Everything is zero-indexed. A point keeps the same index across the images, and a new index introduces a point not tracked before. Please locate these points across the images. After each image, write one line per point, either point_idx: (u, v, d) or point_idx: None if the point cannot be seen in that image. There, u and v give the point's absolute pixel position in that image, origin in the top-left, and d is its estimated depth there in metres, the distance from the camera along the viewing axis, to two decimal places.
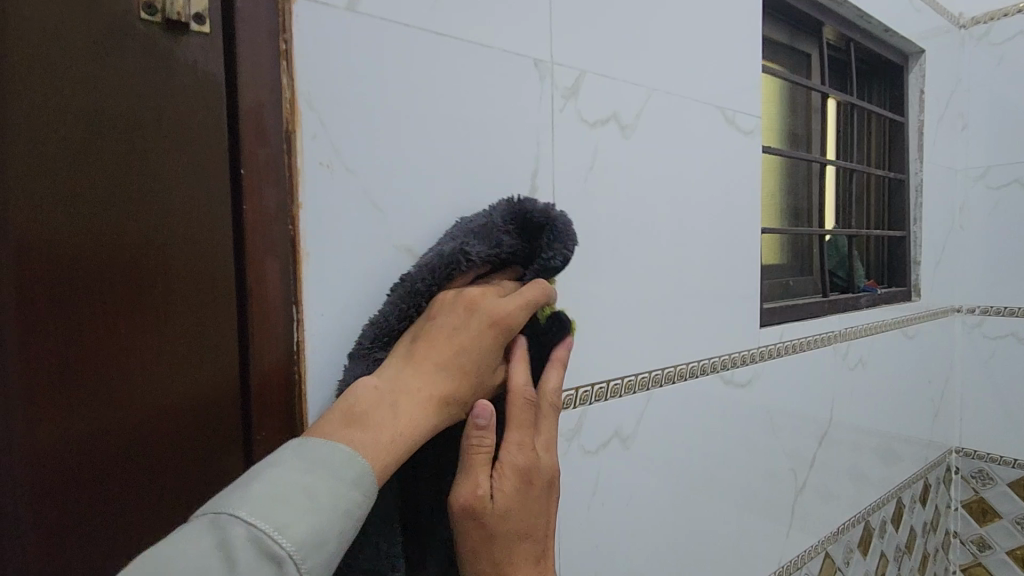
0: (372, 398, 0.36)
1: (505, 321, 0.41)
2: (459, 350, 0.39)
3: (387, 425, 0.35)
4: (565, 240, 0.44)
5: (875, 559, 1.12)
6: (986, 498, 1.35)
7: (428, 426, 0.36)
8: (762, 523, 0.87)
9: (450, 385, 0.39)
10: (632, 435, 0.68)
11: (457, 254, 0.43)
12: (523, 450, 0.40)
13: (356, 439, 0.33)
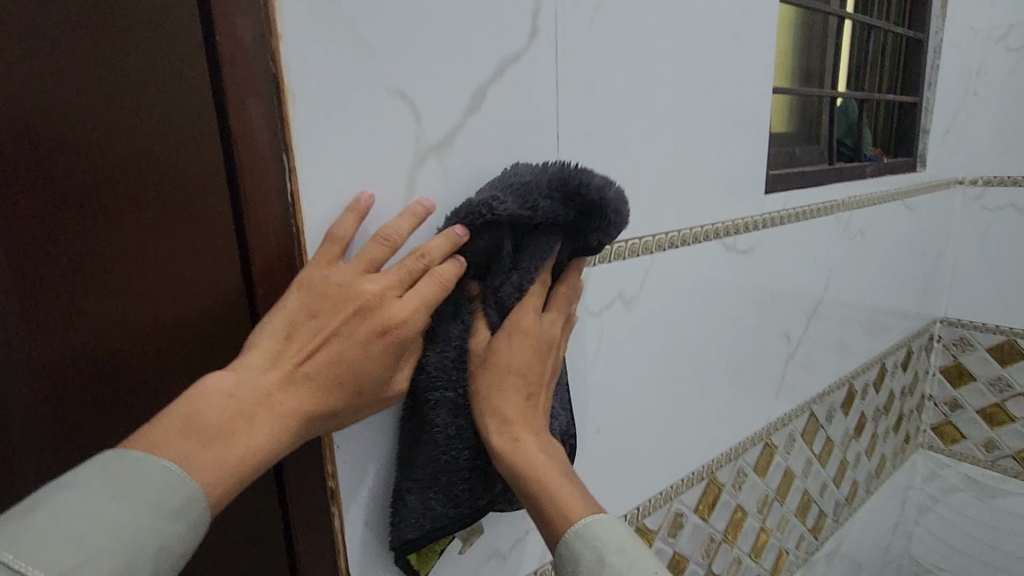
0: (227, 412, 0.36)
1: (396, 328, 0.41)
2: (335, 363, 0.39)
3: (237, 442, 0.36)
4: (613, 220, 0.46)
5: (854, 418, 1.19)
6: (964, 363, 1.42)
7: (282, 446, 0.38)
8: (752, 385, 0.90)
9: (315, 403, 0.39)
10: (634, 298, 0.68)
11: (485, 208, 0.45)
12: (530, 330, 0.47)
13: (201, 459, 0.34)
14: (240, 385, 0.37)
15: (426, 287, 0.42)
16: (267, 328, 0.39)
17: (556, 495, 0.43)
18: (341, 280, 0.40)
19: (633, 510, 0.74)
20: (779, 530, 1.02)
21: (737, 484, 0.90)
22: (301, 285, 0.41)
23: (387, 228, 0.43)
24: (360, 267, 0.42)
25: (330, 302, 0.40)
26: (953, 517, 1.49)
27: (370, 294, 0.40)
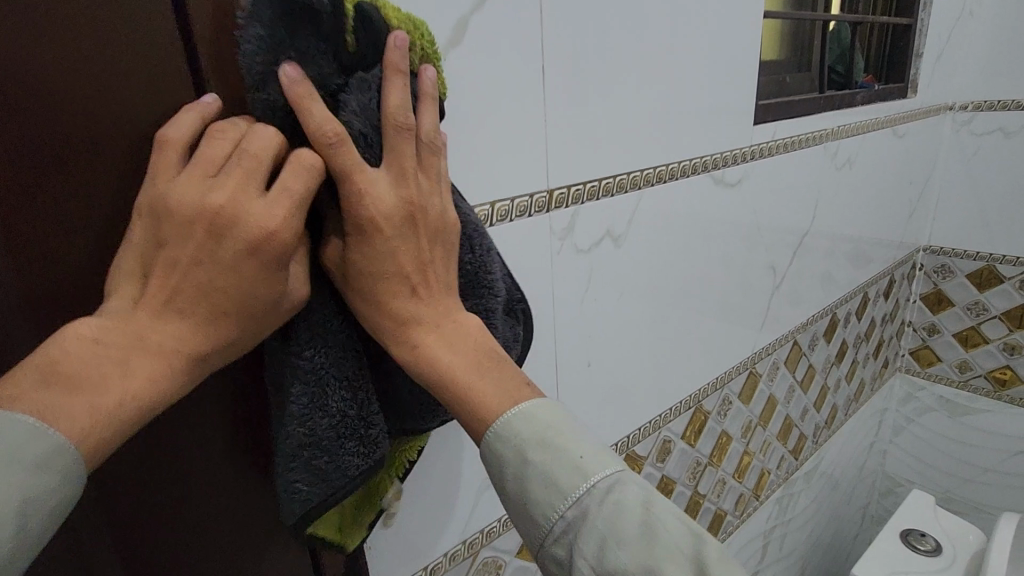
0: (95, 356, 0.30)
1: (267, 235, 0.32)
2: (202, 289, 0.32)
3: (104, 392, 0.29)
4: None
5: (836, 345, 1.23)
6: (944, 289, 1.46)
7: (170, 390, 0.32)
8: (739, 317, 0.93)
9: (197, 337, 0.32)
10: (623, 234, 0.68)
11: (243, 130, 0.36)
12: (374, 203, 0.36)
13: (62, 407, 0.28)
14: (105, 328, 0.30)
15: (291, 176, 0.33)
16: (120, 272, 0.33)
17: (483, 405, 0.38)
18: (178, 194, 0.32)
19: (624, 438, 0.78)
20: (762, 452, 1.08)
21: (723, 411, 0.94)
22: (144, 212, 0.33)
23: (218, 126, 0.34)
24: (197, 173, 0.33)
25: (176, 224, 0.32)
26: (926, 435, 1.57)
27: (215, 205, 0.31)
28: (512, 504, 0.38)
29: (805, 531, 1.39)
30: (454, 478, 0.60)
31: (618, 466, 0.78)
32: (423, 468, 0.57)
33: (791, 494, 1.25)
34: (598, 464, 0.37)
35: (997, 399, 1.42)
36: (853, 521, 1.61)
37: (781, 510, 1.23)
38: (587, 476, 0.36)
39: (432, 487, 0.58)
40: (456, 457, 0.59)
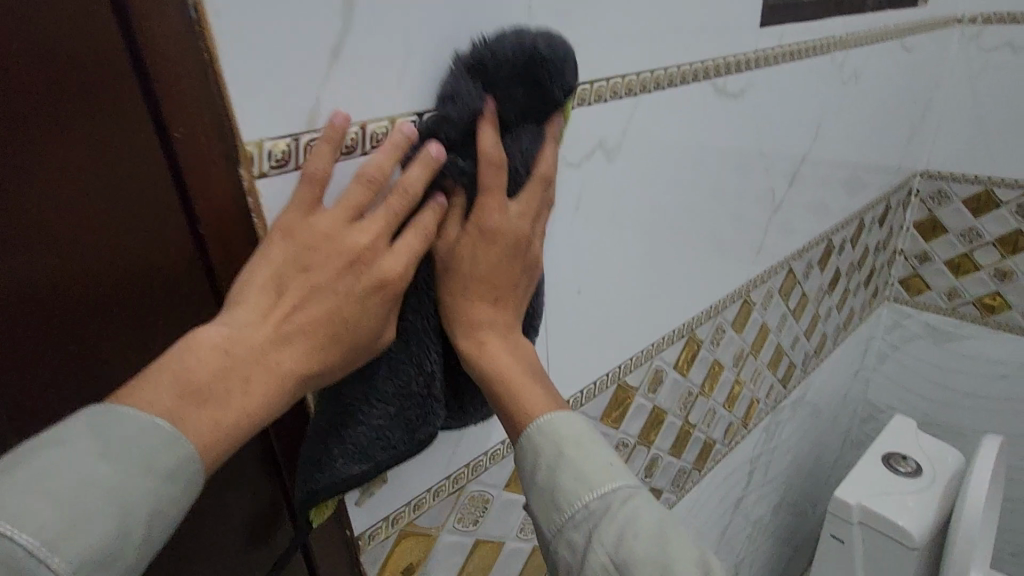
0: (221, 368, 0.35)
1: (395, 275, 0.41)
2: (328, 316, 0.39)
3: (229, 406, 0.35)
4: (559, 70, 0.43)
5: (829, 274, 1.20)
6: (939, 216, 1.42)
7: (276, 406, 0.37)
8: (735, 242, 0.88)
9: (308, 362, 0.39)
10: (616, 148, 0.62)
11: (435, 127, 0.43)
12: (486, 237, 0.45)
13: (190, 417, 0.34)
14: (231, 340, 0.36)
15: (414, 237, 0.42)
16: (253, 282, 0.38)
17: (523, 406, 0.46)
18: (324, 227, 0.39)
19: (614, 368, 0.74)
20: (752, 381, 1.06)
21: (716, 340, 0.91)
22: (280, 232, 0.39)
23: (373, 165, 0.41)
24: (343, 213, 0.40)
25: (320, 256, 0.39)
26: (910, 363, 1.58)
27: (360, 247, 0.40)
28: (534, 492, 0.46)
29: (789, 457, 1.42)
30: None
31: (610, 396, 0.74)
32: None
33: (777, 422, 1.25)
34: (612, 475, 0.44)
35: (983, 325, 1.43)
36: (833, 446, 1.65)
37: (767, 438, 1.24)
38: (602, 483, 0.44)
39: None
40: None
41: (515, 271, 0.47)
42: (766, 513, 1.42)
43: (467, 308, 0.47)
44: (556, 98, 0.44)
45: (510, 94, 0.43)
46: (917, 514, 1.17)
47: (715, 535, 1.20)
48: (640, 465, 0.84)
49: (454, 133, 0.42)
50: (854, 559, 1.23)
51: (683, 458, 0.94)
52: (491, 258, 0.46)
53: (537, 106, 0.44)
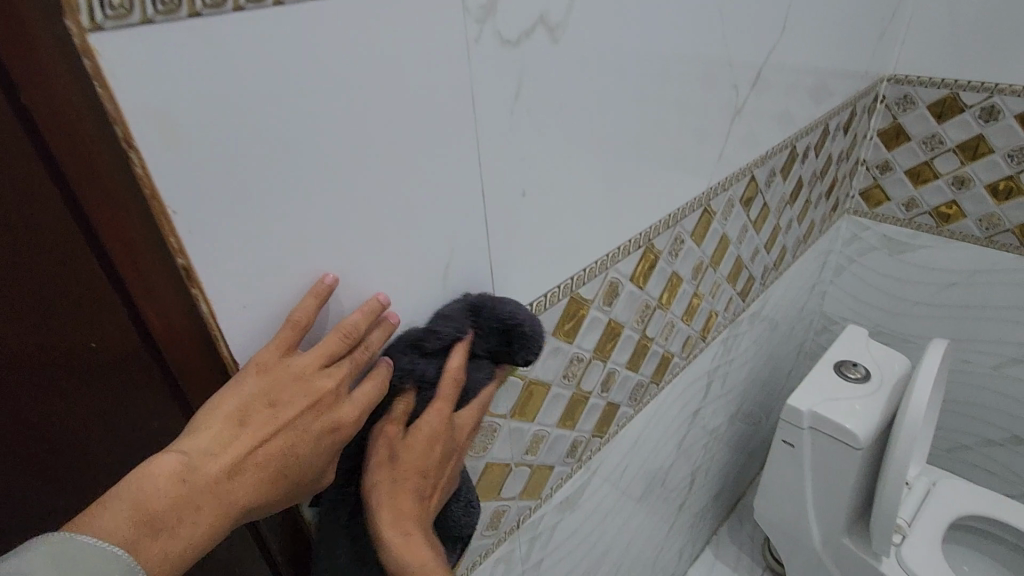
0: (176, 499, 0.37)
1: (343, 424, 0.46)
2: (284, 452, 0.42)
3: (178, 536, 0.37)
4: (531, 345, 0.56)
5: (792, 184, 1.17)
6: (903, 123, 1.39)
7: (219, 533, 0.39)
8: (695, 145, 0.82)
9: (258, 493, 0.41)
10: (561, 26, 0.54)
11: (426, 334, 0.52)
12: (434, 435, 0.53)
13: (144, 547, 0.35)
14: (190, 469, 0.38)
15: (359, 395, 0.47)
16: (216, 412, 0.41)
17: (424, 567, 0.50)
18: (299, 369, 0.44)
19: (567, 280, 0.69)
20: (711, 294, 1.04)
21: (674, 251, 0.87)
22: (256, 370, 0.43)
23: (348, 323, 0.46)
24: (317, 361, 0.45)
25: (289, 394, 0.43)
26: (865, 275, 1.61)
27: (326, 391, 0.44)
28: None
29: (746, 370, 1.44)
30: None
31: (562, 309, 0.70)
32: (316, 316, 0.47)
33: (735, 335, 1.25)
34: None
35: (938, 235, 1.44)
36: (789, 358, 1.70)
37: (725, 351, 1.24)
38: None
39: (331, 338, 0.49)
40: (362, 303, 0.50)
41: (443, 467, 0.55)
42: (722, 424, 1.47)
43: (385, 487, 0.52)
44: (519, 363, 0.57)
45: (487, 339, 0.56)
46: (866, 416, 1.21)
47: (673, 445, 1.23)
48: (596, 379, 0.82)
49: (435, 344, 0.53)
50: (803, 461, 1.29)
51: (640, 372, 0.92)
52: (428, 449, 0.53)
53: (504, 357, 0.57)
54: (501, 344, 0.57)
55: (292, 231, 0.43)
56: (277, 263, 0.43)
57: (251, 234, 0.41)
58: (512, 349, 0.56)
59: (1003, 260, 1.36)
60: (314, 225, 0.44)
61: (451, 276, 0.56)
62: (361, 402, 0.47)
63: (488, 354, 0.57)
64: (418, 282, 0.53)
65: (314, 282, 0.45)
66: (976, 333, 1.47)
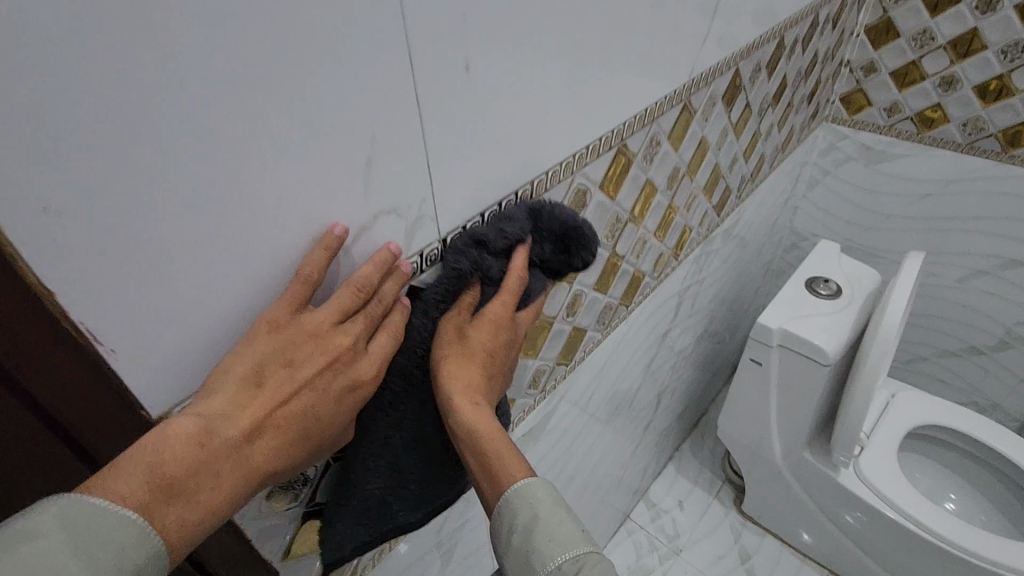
0: (192, 463, 0.34)
1: (364, 381, 0.43)
2: (304, 413, 0.40)
3: (198, 499, 0.34)
4: (589, 246, 0.52)
5: (777, 82, 1.05)
6: (893, 17, 1.27)
7: (241, 497, 0.37)
8: (678, 23, 0.68)
9: (279, 458, 0.39)
10: None
11: (489, 234, 0.48)
12: (492, 339, 0.50)
13: (161, 512, 0.33)
14: (208, 432, 0.35)
15: (380, 347, 0.44)
16: (229, 374, 0.37)
17: (495, 463, 0.47)
18: (314, 326, 0.40)
19: (527, 186, 0.57)
20: (686, 207, 0.94)
21: (649, 155, 0.75)
22: (270, 327, 0.39)
23: (359, 277, 0.42)
24: (332, 317, 0.41)
25: (307, 352, 0.40)
26: (838, 188, 1.54)
27: (343, 351, 0.41)
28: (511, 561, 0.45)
29: (715, 289, 1.39)
30: (255, 242, 0.37)
31: None
32: (178, 223, 0.33)
33: (708, 252, 1.18)
34: (571, 545, 0.43)
35: (918, 142, 1.36)
36: (757, 275, 1.66)
37: (696, 269, 1.17)
38: (557, 553, 0.43)
39: (208, 258, 0.35)
40: (249, 207, 0.36)
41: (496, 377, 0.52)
42: (689, 344, 1.43)
43: (455, 372, 0.48)
44: (577, 269, 0.53)
45: (544, 244, 0.52)
46: (836, 332, 1.17)
47: (641, 368, 1.18)
48: (561, 302, 0.72)
49: (501, 242, 0.49)
50: (770, 379, 1.26)
51: (608, 293, 0.84)
52: (493, 341, 0.50)
53: (558, 266, 0.53)
54: (557, 252, 0.53)
55: (110, 91, 0.28)
56: (94, 142, 0.28)
57: (34, 87, 0.26)
58: (568, 253, 0.52)
59: (982, 168, 1.30)
60: (149, 84, 0.29)
61: (376, 173, 0.42)
62: (383, 357, 0.44)
63: (542, 263, 0.53)
64: (328, 180, 0.39)
65: (322, 232, 0.41)
66: (946, 245, 1.44)
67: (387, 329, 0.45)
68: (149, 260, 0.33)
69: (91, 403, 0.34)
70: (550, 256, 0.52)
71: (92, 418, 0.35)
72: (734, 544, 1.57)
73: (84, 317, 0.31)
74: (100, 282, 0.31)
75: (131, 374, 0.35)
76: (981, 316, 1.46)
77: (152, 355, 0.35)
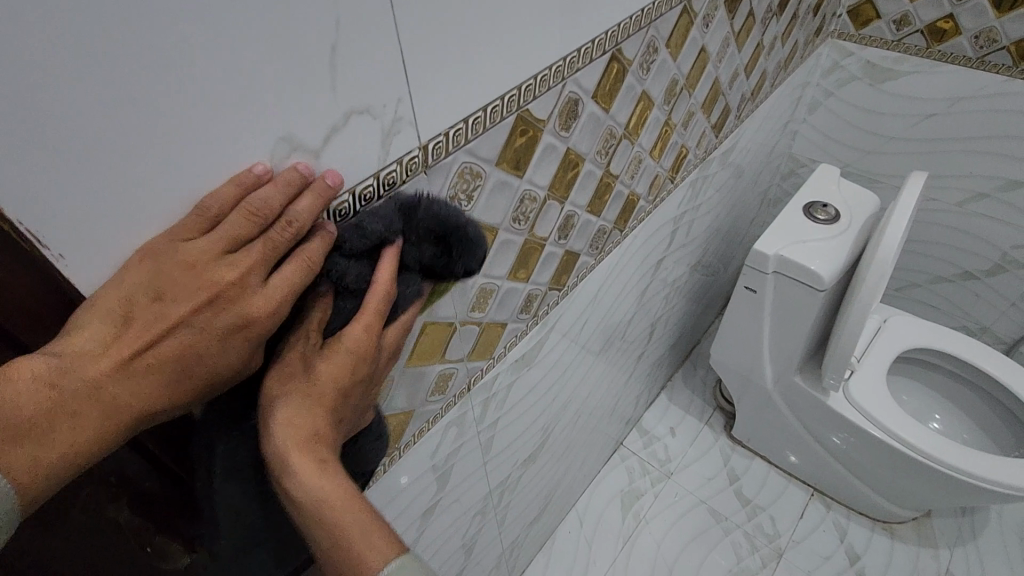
0: (40, 403, 0.29)
1: (261, 320, 0.36)
2: (182, 353, 0.33)
3: (48, 441, 0.29)
4: (470, 249, 0.49)
5: None
6: None
7: (110, 440, 0.32)
8: None
9: (153, 400, 0.33)
10: None
11: (355, 232, 0.42)
12: (349, 358, 0.43)
13: (7, 455, 0.28)
14: (64, 371, 0.30)
15: (289, 273, 0.37)
16: (95, 310, 0.32)
17: (331, 514, 0.40)
18: (194, 252, 0.34)
19: (513, 91, 0.52)
20: (684, 125, 0.90)
21: (646, 64, 0.70)
22: (145, 258, 0.33)
23: (255, 199, 0.35)
24: (216, 241, 0.34)
25: (186, 283, 0.33)
26: (840, 109, 1.49)
27: (230, 281, 0.34)
28: None
29: (710, 216, 1.36)
30: (210, 144, 0.34)
31: (508, 131, 0.54)
32: (115, 114, 0.29)
33: (705, 176, 1.14)
34: None
35: (926, 57, 1.30)
36: (753, 204, 1.63)
37: (692, 195, 1.14)
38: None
39: (157, 157, 0.32)
40: (200, 99, 0.32)
41: (352, 397, 0.45)
42: (684, 273, 1.41)
43: (291, 418, 0.41)
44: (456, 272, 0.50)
45: (421, 245, 0.47)
46: (832, 257, 1.16)
47: (636, 297, 1.17)
48: (553, 223, 0.69)
49: (360, 241, 0.42)
50: (764, 306, 1.26)
51: (602, 216, 0.81)
52: (348, 368, 0.43)
53: (437, 267, 0.48)
54: (438, 252, 0.48)
55: None
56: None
57: None
58: (448, 255, 0.48)
59: (990, 85, 1.25)
60: None
61: (345, 66, 0.38)
62: (291, 289, 0.37)
63: (419, 266, 0.48)
64: (290, 69, 0.35)
65: (236, 170, 0.36)
66: (946, 168, 1.41)
67: (297, 260, 0.38)
68: (78, 155, 0.29)
69: (45, 311, 0.32)
70: (424, 252, 0.47)
71: (49, 329, 0.33)
72: (724, 466, 1.62)
73: (20, 216, 0.29)
74: (29, 184, 0.28)
75: (84, 281, 0.32)
76: (977, 240, 1.45)
77: (105, 261, 0.33)
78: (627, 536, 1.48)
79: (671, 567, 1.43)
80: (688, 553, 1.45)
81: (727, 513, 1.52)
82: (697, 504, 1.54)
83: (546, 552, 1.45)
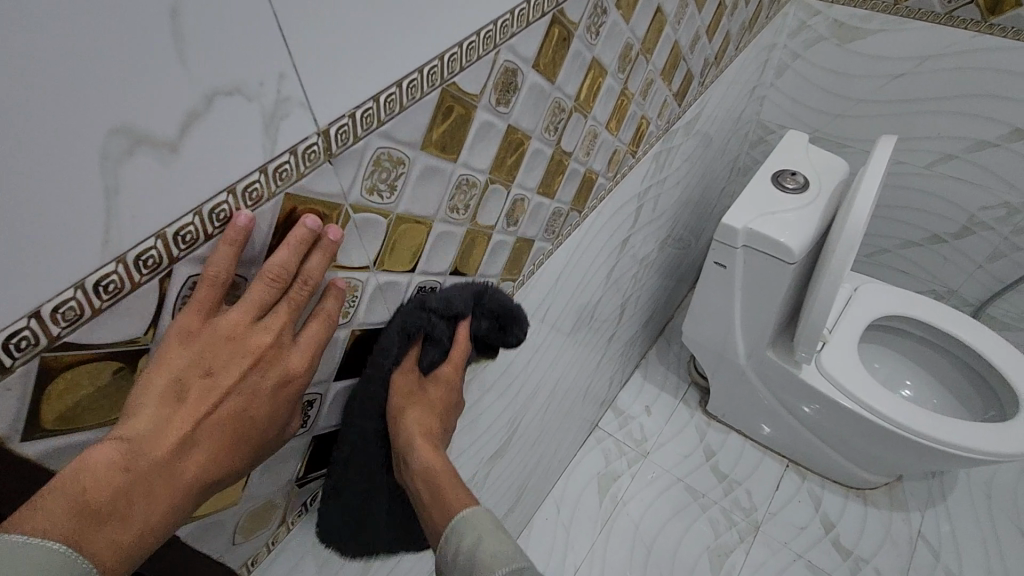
0: (118, 487, 0.33)
1: (297, 375, 0.42)
2: (234, 417, 0.39)
3: (132, 520, 0.33)
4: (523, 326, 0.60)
5: None
6: None
7: (181, 509, 0.36)
8: None
9: (212, 467, 0.38)
10: None
11: (440, 299, 0.54)
12: (440, 393, 0.57)
13: (94, 540, 0.31)
14: (132, 454, 0.34)
15: (317, 329, 0.44)
16: (147, 390, 0.35)
17: (437, 487, 0.52)
18: (230, 327, 0.38)
19: (435, 62, 0.45)
20: (642, 95, 0.83)
21: (594, 28, 0.63)
22: (184, 339, 0.36)
23: (273, 267, 0.39)
24: (249, 316, 0.39)
25: (226, 356, 0.38)
26: (807, 72, 1.43)
27: (265, 349, 0.40)
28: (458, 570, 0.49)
29: (678, 190, 1.30)
30: (19, 140, 0.26)
31: (433, 108, 0.47)
32: None
33: (669, 149, 1.08)
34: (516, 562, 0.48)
35: (894, 14, 1.25)
36: (722, 175, 1.57)
37: (657, 168, 1.08)
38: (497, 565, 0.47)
39: None
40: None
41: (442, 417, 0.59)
42: (653, 251, 1.36)
43: (414, 418, 0.54)
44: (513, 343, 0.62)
45: (484, 321, 0.58)
46: (801, 228, 1.11)
47: (603, 278, 1.11)
48: (498, 210, 0.63)
49: (449, 308, 0.54)
50: (734, 281, 1.22)
51: (555, 199, 0.74)
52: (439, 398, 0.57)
53: (497, 338, 0.60)
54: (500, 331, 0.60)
55: None
56: None
57: None
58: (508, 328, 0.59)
59: (959, 42, 1.21)
60: None
61: (199, 36, 0.30)
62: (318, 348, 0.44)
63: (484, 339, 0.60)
64: (124, 42, 0.27)
65: (223, 221, 0.36)
66: (914, 130, 1.37)
67: (320, 315, 0.44)
68: None
69: None
70: (487, 331, 0.59)
71: None
72: (699, 442, 1.60)
73: None
74: None
75: None
76: (945, 203, 1.43)
77: None
78: (605, 518, 1.46)
79: (649, 548, 1.41)
80: (667, 533, 1.43)
81: (703, 490, 1.51)
82: (674, 482, 1.52)
83: (523, 540, 1.42)
